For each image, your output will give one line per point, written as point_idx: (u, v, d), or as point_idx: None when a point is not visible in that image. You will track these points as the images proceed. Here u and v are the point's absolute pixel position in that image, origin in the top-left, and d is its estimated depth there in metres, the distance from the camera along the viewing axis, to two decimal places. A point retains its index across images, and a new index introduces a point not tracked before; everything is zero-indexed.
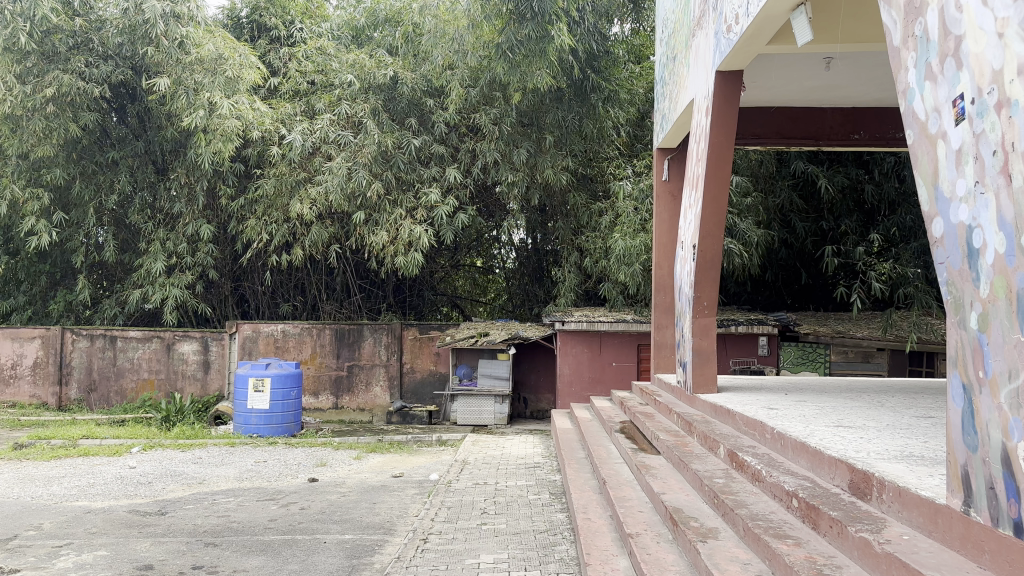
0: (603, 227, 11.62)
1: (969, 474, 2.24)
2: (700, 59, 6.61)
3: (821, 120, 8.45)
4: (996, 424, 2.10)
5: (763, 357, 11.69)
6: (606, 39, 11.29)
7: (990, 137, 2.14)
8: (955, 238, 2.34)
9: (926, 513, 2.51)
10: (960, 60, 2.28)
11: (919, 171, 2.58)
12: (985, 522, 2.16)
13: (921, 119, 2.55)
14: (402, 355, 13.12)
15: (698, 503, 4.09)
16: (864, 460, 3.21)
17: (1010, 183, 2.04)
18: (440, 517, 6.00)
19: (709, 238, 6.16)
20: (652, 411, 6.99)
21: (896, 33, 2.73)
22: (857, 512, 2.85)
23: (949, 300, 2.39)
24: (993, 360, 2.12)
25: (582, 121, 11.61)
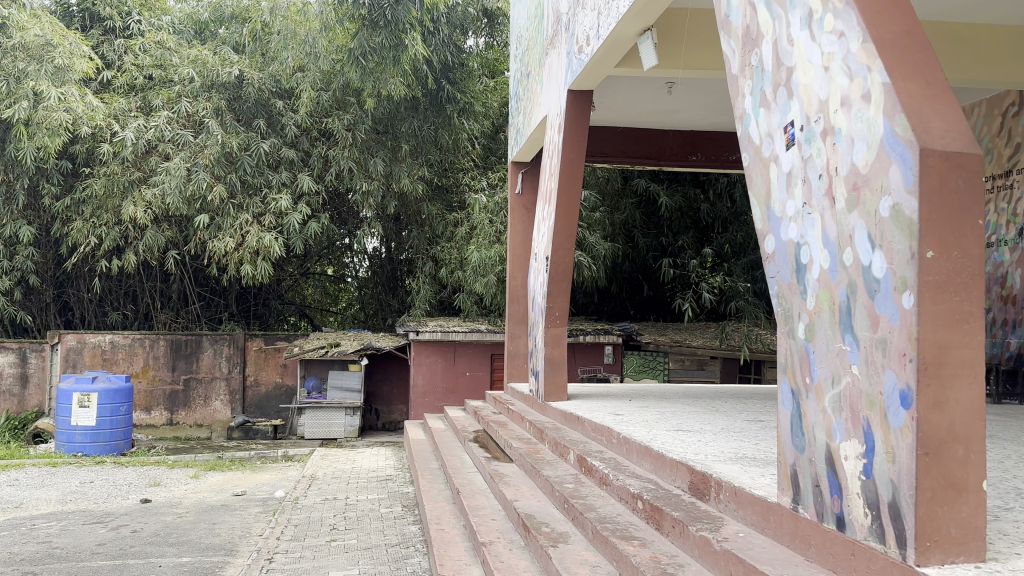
0: (459, 237, 11.74)
1: (797, 473, 2.44)
2: (552, 77, 6.81)
3: (661, 141, 8.94)
4: (821, 426, 2.31)
5: (609, 365, 12.16)
6: (460, 52, 11.34)
7: (816, 161, 2.35)
8: (785, 254, 2.55)
9: (759, 510, 2.70)
10: (791, 90, 2.49)
11: (754, 193, 2.79)
12: (811, 518, 2.35)
13: (755, 142, 2.76)
14: (245, 367, 12.56)
15: (549, 509, 4.18)
16: (703, 462, 3.42)
17: (835, 205, 2.25)
18: (287, 535, 5.77)
19: (562, 250, 6.33)
20: (505, 420, 7.09)
21: (734, 62, 2.94)
22: (697, 512, 3.02)
23: (779, 312, 2.60)
24: (818, 367, 2.33)
25: (437, 131, 11.60)
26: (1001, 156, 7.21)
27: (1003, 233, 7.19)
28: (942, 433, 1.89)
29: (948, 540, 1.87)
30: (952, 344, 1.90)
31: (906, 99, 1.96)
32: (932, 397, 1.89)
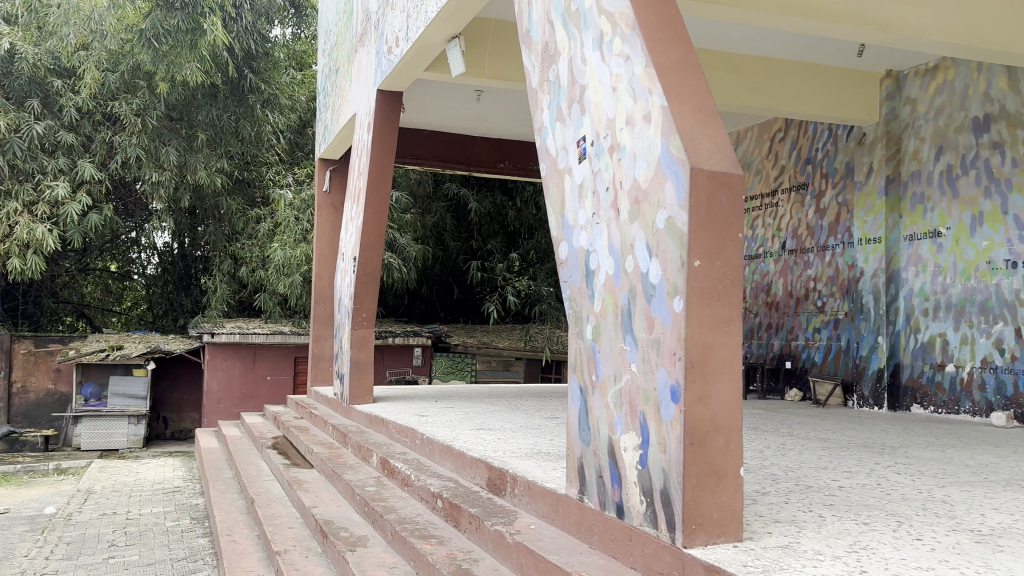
0: (261, 234, 11.25)
1: (583, 466, 2.60)
2: (361, 75, 6.72)
3: (471, 147, 9.12)
4: (605, 421, 2.48)
5: (417, 367, 12.10)
6: (265, 41, 10.92)
7: (604, 175, 2.52)
8: (576, 260, 2.71)
9: (549, 503, 2.83)
10: (584, 106, 2.65)
11: (549, 202, 2.94)
12: (595, 507, 2.51)
13: (552, 154, 2.91)
14: (8, 373, 11.19)
15: (349, 513, 4.13)
16: (500, 459, 3.53)
17: (620, 215, 2.42)
18: (56, 556, 5.23)
19: (369, 250, 6.26)
20: (307, 425, 6.88)
21: (534, 76, 3.07)
22: (493, 508, 3.11)
23: (570, 314, 2.76)
24: (603, 365, 2.50)
25: (238, 122, 11.06)
26: (769, 176, 8.10)
27: (769, 246, 8.09)
28: (705, 425, 2.10)
29: (710, 522, 2.07)
30: (714, 345, 2.12)
31: (680, 122, 2.16)
32: (698, 392, 2.09)
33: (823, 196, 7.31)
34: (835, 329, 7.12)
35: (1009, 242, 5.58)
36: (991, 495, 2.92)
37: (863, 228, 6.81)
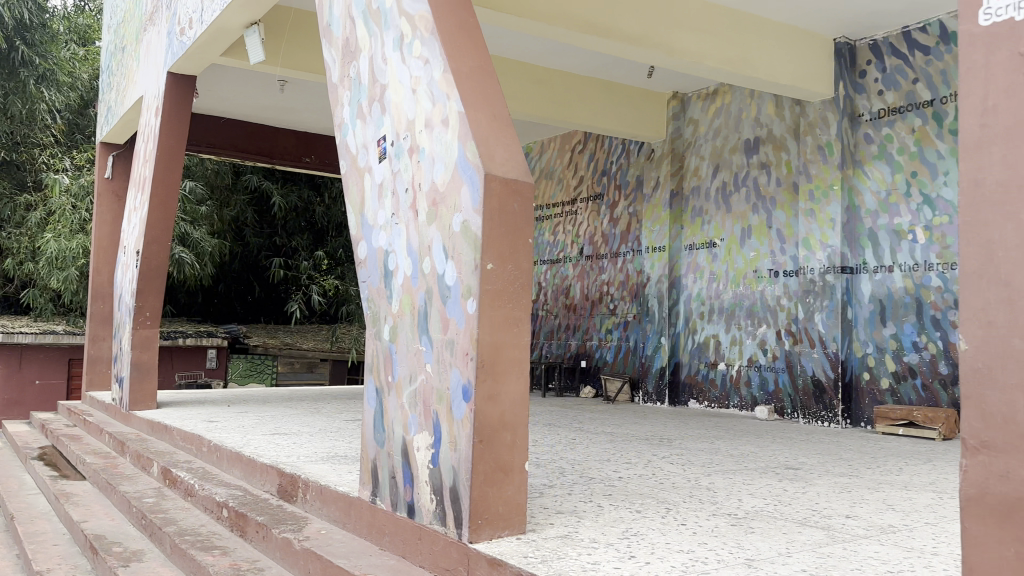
0: (30, 223, 10.09)
1: (377, 468, 2.59)
2: (150, 55, 6.24)
3: (274, 140, 8.75)
4: (399, 421, 2.49)
5: (210, 370, 10.94)
6: (42, 12, 10.01)
7: (403, 176, 2.53)
8: (375, 260, 2.69)
9: (341, 506, 2.79)
10: (384, 106, 2.64)
11: (348, 200, 2.89)
12: (386, 508, 2.51)
13: (351, 152, 2.87)
14: None
15: (124, 527, 3.81)
16: (293, 464, 3.42)
17: (417, 217, 2.44)
18: None
19: (156, 244, 5.81)
20: (79, 434, 6.26)
21: (334, 71, 3.01)
22: (282, 514, 3.00)
23: (368, 314, 2.73)
24: (399, 366, 2.50)
25: (6, 97, 9.89)
26: (570, 185, 8.52)
27: (568, 251, 8.51)
28: (494, 423, 2.16)
29: (496, 517, 2.14)
30: (504, 345, 2.19)
31: (475, 128, 2.21)
32: (488, 391, 2.15)
33: (617, 206, 7.81)
34: (625, 330, 7.61)
35: (772, 253, 6.25)
36: (746, 480, 3.27)
37: (651, 237, 7.35)
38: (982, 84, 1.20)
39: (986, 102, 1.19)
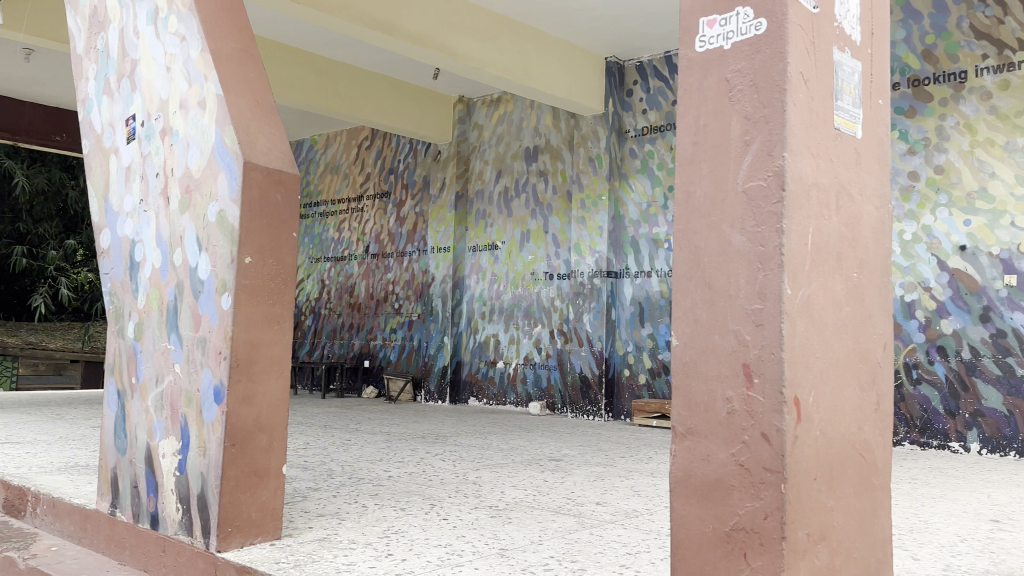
0: None
1: (118, 476, 2.36)
2: None
3: (17, 113, 7.71)
4: (144, 426, 2.28)
5: None
6: None
7: (154, 160, 2.33)
8: (120, 250, 2.45)
9: (76, 520, 2.50)
10: (135, 83, 2.41)
11: (91, 183, 2.61)
12: (128, 520, 2.30)
13: (96, 130, 2.59)
14: None
15: None
16: (22, 475, 3.02)
17: (169, 205, 2.25)
18: None
19: None
20: None
21: (78, 39, 2.70)
22: (6, 532, 2.64)
23: (110, 309, 2.48)
24: (144, 366, 2.30)
25: None
26: (355, 182, 8.37)
27: (353, 249, 8.36)
28: (248, 425, 2.05)
29: (248, 523, 2.04)
30: (262, 343, 2.08)
31: (234, 114, 2.08)
32: (242, 392, 2.04)
33: (403, 205, 7.80)
34: (408, 330, 7.60)
35: (548, 257, 6.56)
36: (512, 474, 3.38)
37: (436, 237, 7.42)
38: (694, 102, 1.20)
39: (697, 122, 1.19)
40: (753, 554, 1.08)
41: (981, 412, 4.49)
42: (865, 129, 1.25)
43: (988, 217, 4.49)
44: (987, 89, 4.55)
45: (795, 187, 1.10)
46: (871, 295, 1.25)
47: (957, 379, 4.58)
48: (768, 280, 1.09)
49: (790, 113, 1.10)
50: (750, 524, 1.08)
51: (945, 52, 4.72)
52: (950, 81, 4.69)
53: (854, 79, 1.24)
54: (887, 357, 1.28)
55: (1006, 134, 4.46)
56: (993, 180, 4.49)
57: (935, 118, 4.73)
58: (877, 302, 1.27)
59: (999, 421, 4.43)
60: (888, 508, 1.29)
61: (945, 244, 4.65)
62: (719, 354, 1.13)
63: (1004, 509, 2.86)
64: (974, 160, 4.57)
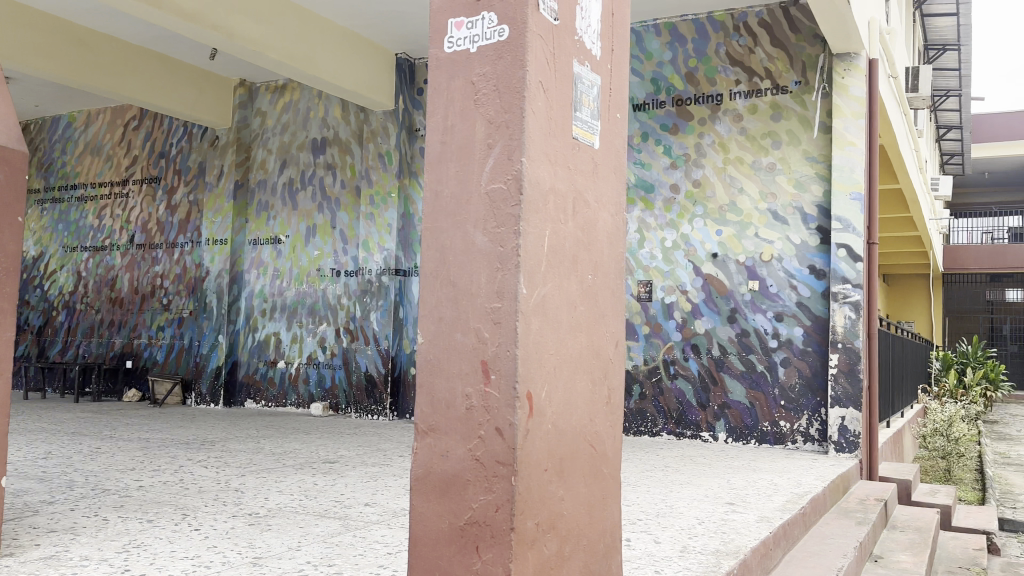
0: None
1: None
2: None
3: None
4: None
5: None
6: None
7: None
8: None
9: None
10: None
11: None
12: None
13: None
14: None
15: None
16: None
17: None
18: None
19: None
20: None
21: None
22: None
23: None
24: None
25: None
26: (120, 165, 7.62)
27: (116, 238, 7.60)
28: None
29: None
30: None
31: None
32: None
33: (175, 192, 7.22)
34: (179, 328, 7.04)
35: (334, 253, 6.40)
36: (278, 479, 3.24)
37: (211, 228, 6.94)
38: (442, 102, 1.22)
39: (445, 121, 1.21)
40: (484, 546, 1.12)
41: (728, 404, 5.01)
42: (602, 140, 1.33)
43: (736, 228, 5.04)
44: (739, 112, 5.08)
45: (533, 192, 1.15)
46: (605, 295, 1.34)
47: (708, 374, 5.08)
48: (507, 280, 1.12)
49: (528, 121, 1.14)
50: (481, 518, 1.12)
51: (705, 75, 5.20)
52: (708, 103, 5.18)
53: (593, 93, 1.31)
54: (620, 352, 1.38)
55: (753, 153, 5.02)
56: (741, 195, 5.03)
57: (694, 136, 5.21)
58: (611, 304, 1.35)
59: (742, 411, 4.97)
60: (617, 494, 1.39)
61: (701, 251, 5.14)
62: (460, 351, 1.16)
63: (738, 492, 3.20)
64: (726, 176, 5.08)
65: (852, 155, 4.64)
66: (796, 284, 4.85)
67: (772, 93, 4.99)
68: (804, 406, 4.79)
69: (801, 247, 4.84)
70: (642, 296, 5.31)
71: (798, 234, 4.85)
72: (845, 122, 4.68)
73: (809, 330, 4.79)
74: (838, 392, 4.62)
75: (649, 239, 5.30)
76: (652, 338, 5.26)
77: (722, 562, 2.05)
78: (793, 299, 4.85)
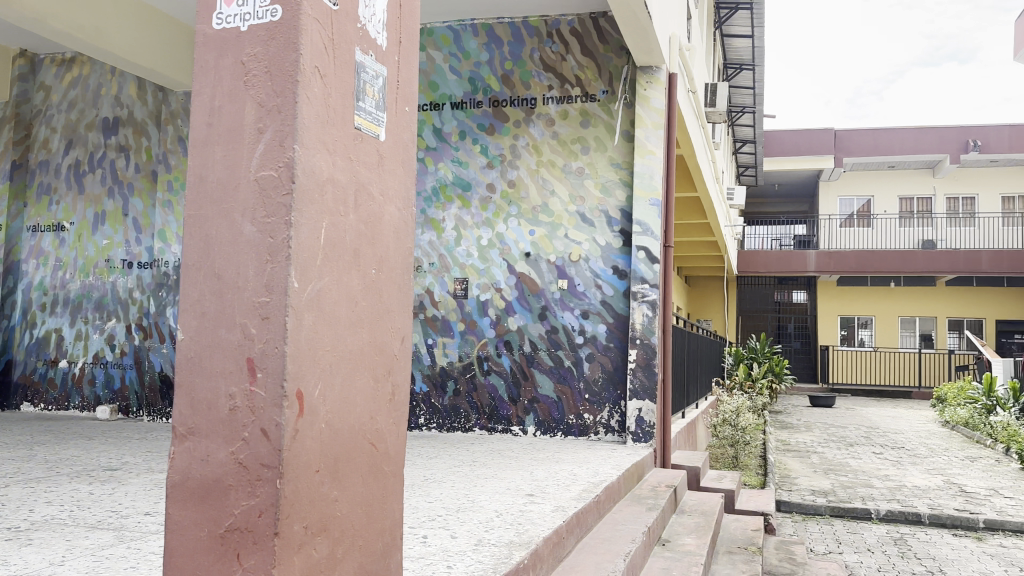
0: None
1: None
2: None
3: None
4: None
5: None
6: None
7: None
8: None
9: None
10: None
11: None
12: None
13: None
14: None
15: None
16: None
17: None
18: None
19: None
20: None
21: None
22: None
23: None
24: None
25: None
26: None
27: None
28: None
29: None
30: None
31: None
32: None
33: None
34: None
35: (127, 243, 5.88)
36: (49, 489, 2.92)
37: None
38: (209, 83, 1.19)
39: (211, 102, 1.19)
40: (245, 554, 1.11)
41: (537, 398, 5.17)
42: (388, 132, 1.35)
43: (548, 229, 5.20)
44: (551, 116, 5.24)
45: (306, 180, 1.14)
46: (388, 290, 1.35)
47: (519, 369, 5.21)
48: (276, 272, 1.11)
49: (301, 108, 1.13)
50: (243, 524, 1.11)
51: (520, 78, 5.33)
52: (522, 106, 5.31)
53: (378, 83, 1.33)
54: (404, 349, 1.41)
55: (564, 157, 5.20)
56: (553, 197, 5.20)
57: (509, 138, 5.31)
58: (397, 299, 1.38)
59: (550, 405, 5.14)
60: (399, 493, 1.41)
61: (514, 250, 5.26)
62: (224, 348, 1.14)
63: (539, 484, 3.29)
64: (539, 178, 5.23)
65: (652, 163, 4.95)
66: (600, 283, 5.09)
67: (582, 100, 5.20)
68: (606, 398, 5.04)
69: (605, 248, 5.09)
70: (457, 293, 5.34)
71: (603, 236, 5.10)
72: (647, 132, 4.99)
73: (611, 327, 5.06)
74: (636, 385, 4.91)
75: (465, 237, 5.34)
76: (466, 335, 5.31)
77: (514, 553, 2.10)
78: (597, 298, 5.09)
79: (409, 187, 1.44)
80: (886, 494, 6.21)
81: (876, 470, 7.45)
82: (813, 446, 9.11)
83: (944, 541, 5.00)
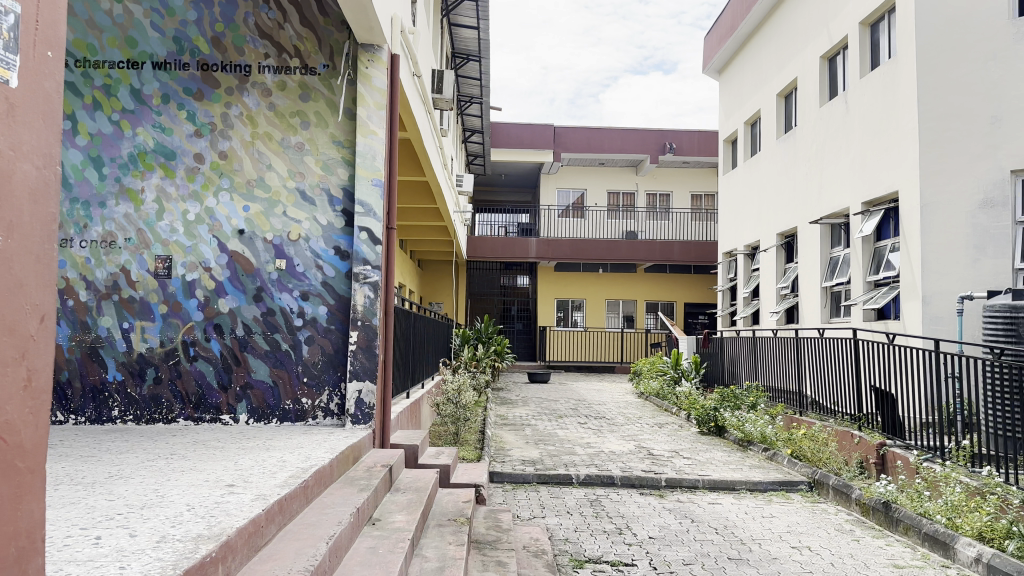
0: None
1: None
2: None
3: None
4: None
5: None
6: None
7: None
8: None
9: None
10: None
11: None
12: None
13: None
14: None
15: None
16: None
17: None
18: None
19: None
20: None
21: None
22: None
23: None
24: None
25: None
26: None
27: None
28: None
29: None
30: None
31: None
32: None
33: None
34: None
35: None
36: None
37: None
38: None
39: None
40: None
41: (249, 384, 4.90)
42: (20, 78, 1.28)
43: (263, 205, 4.94)
44: (267, 86, 4.97)
45: None
46: (19, 260, 1.26)
47: (230, 355, 4.90)
48: None
49: None
50: None
51: (232, 43, 4.98)
52: (235, 72, 4.97)
53: (8, 21, 1.26)
54: (40, 331, 1.31)
55: (281, 131, 4.97)
56: (269, 172, 4.94)
57: (220, 105, 4.95)
58: (32, 271, 1.30)
59: (264, 391, 4.91)
60: (39, 492, 1.30)
61: (226, 227, 4.92)
62: None
63: (242, 473, 3.13)
64: (253, 151, 4.94)
65: (374, 144, 4.91)
66: (321, 264, 4.96)
67: (301, 73, 4.99)
68: (325, 381, 4.93)
69: (326, 228, 4.96)
70: (158, 273, 4.88)
71: (324, 216, 4.97)
72: (369, 111, 4.93)
73: (331, 309, 4.95)
74: (356, 367, 4.86)
75: (168, 211, 4.89)
76: (169, 319, 4.88)
77: (199, 547, 1.97)
78: (318, 279, 4.95)
79: (50, 142, 1.36)
80: (587, 460, 6.84)
81: (580, 438, 8.17)
82: (528, 419, 9.75)
83: (632, 499, 5.62)
